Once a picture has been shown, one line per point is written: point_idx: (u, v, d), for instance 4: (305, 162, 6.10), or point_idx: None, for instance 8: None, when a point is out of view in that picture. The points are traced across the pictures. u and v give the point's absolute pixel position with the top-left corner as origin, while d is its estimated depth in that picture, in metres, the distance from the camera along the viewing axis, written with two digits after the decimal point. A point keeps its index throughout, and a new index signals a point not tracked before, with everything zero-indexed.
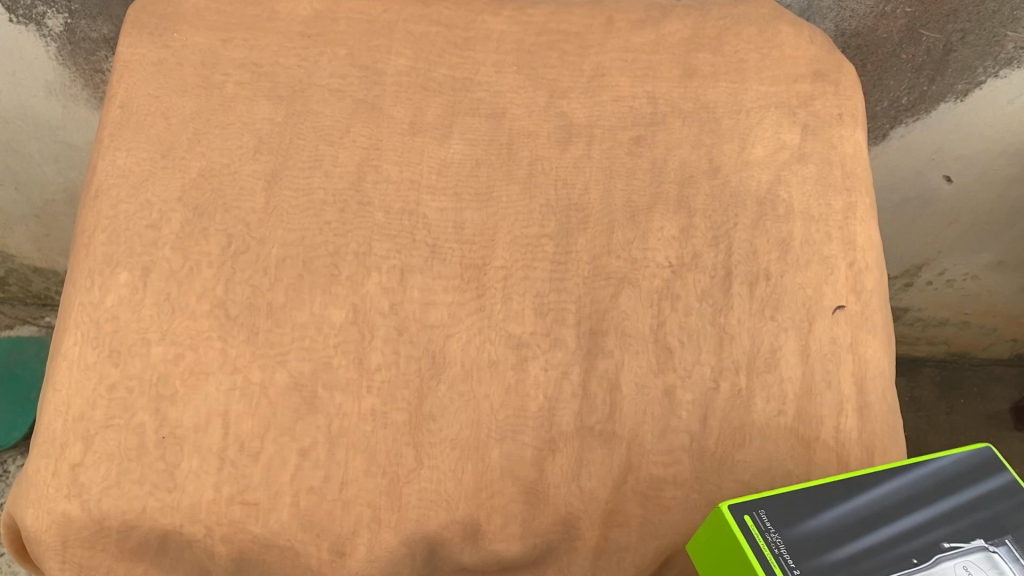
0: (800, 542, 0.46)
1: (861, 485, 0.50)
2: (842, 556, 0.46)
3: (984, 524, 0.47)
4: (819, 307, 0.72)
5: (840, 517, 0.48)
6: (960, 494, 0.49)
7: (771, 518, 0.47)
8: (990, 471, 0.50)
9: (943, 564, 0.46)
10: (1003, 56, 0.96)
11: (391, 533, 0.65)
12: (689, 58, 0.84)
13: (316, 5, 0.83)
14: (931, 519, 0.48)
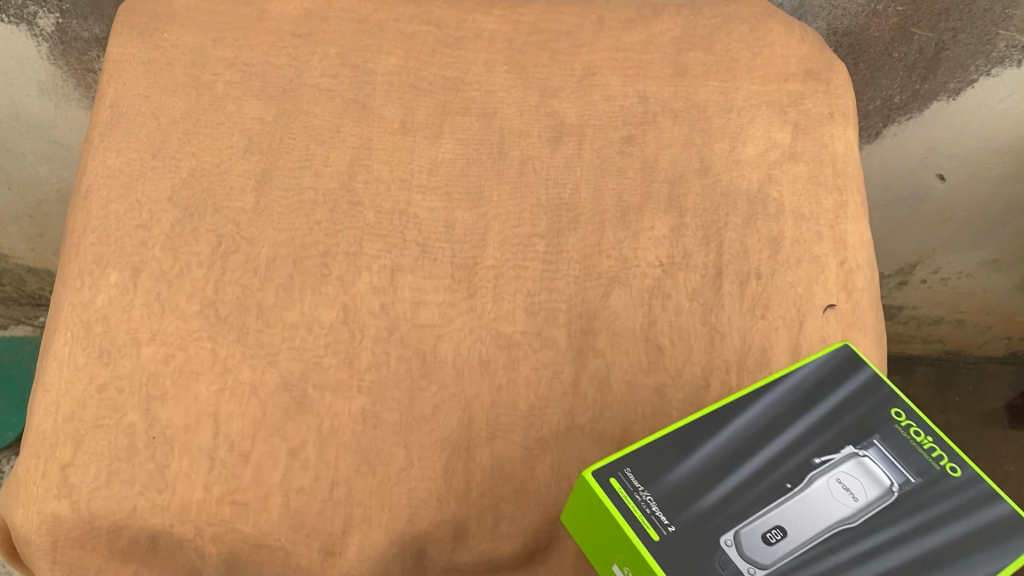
0: (674, 491, 0.50)
1: (726, 416, 0.53)
2: (716, 497, 0.50)
3: (851, 428, 0.53)
4: (809, 307, 0.72)
5: (711, 455, 0.51)
6: (824, 401, 0.55)
7: (640, 474, 0.50)
8: (847, 376, 0.56)
9: (818, 477, 0.51)
10: (995, 55, 0.96)
11: (382, 533, 0.64)
12: (679, 58, 0.84)
13: (307, 6, 0.84)
14: (800, 437, 0.53)
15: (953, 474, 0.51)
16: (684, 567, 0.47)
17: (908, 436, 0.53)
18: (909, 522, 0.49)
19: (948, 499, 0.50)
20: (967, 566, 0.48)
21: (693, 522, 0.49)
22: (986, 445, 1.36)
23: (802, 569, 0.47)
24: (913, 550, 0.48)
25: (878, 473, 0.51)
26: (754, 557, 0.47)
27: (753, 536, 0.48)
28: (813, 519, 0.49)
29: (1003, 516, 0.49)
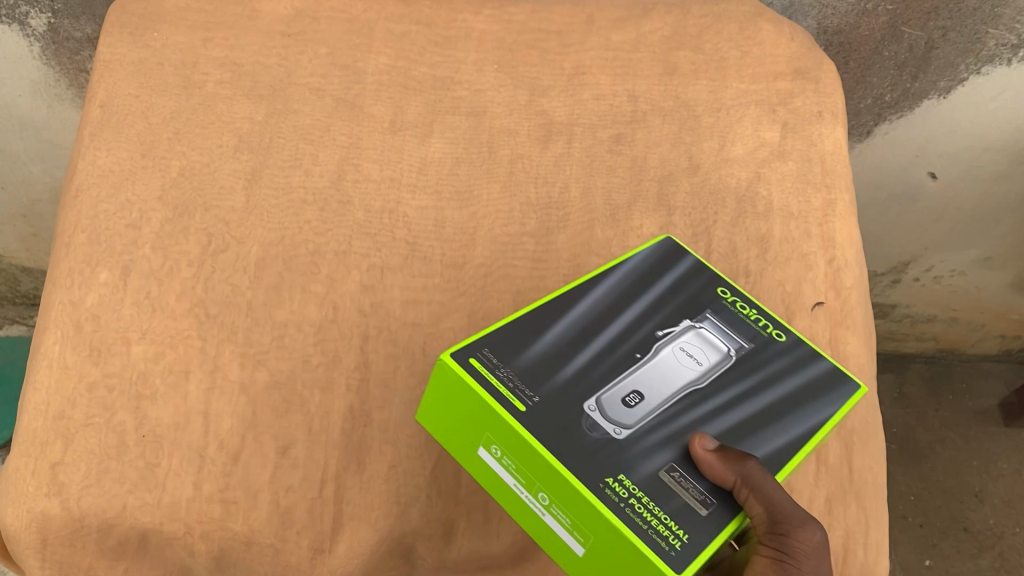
0: (534, 365, 0.56)
1: (572, 300, 0.61)
2: (574, 368, 0.56)
3: (686, 307, 0.62)
4: (798, 304, 0.73)
5: (562, 332, 0.58)
6: (659, 284, 0.63)
7: (498, 354, 0.56)
8: (675, 262, 0.65)
9: (664, 348, 0.59)
10: (985, 53, 0.96)
11: (371, 530, 0.64)
12: (669, 57, 0.85)
13: (298, 5, 0.84)
14: (641, 315, 0.61)
15: (779, 338, 0.62)
16: (554, 430, 0.52)
17: (735, 309, 0.63)
18: (747, 380, 0.59)
19: (776, 358, 0.60)
20: (797, 411, 0.58)
21: (556, 391, 0.55)
22: (982, 443, 1.35)
23: (661, 424, 0.55)
24: (754, 402, 0.57)
25: (715, 341, 0.60)
26: (618, 417, 0.54)
27: (614, 400, 0.55)
28: (666, 383, 0.57)
29: (824, 371, 0.60)
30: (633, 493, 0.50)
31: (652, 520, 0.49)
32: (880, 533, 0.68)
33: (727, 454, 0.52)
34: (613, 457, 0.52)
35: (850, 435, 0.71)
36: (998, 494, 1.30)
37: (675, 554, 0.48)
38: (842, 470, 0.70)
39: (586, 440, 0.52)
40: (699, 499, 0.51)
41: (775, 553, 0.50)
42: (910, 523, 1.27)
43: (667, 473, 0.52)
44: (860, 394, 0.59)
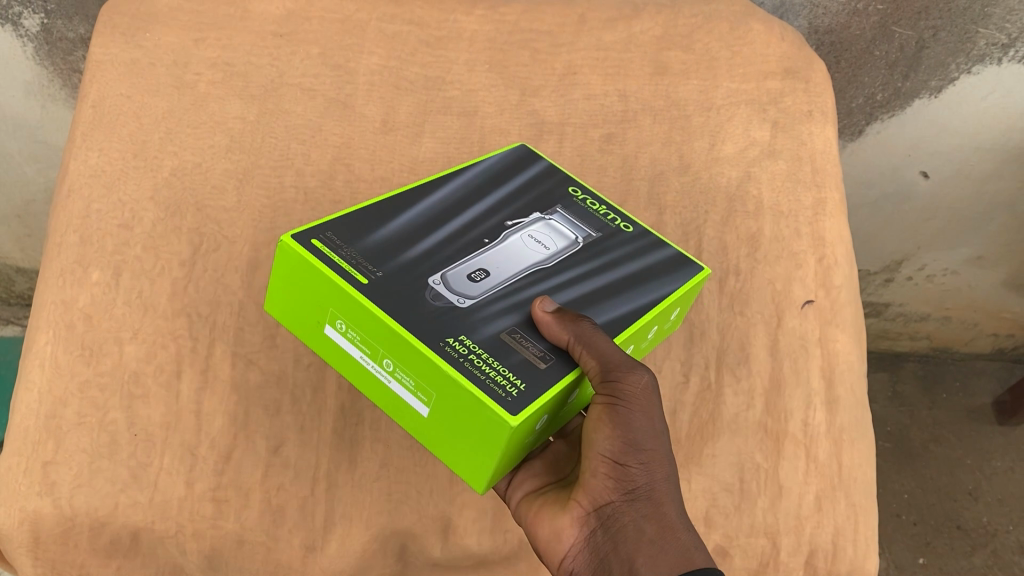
0: (379, 246, 0.59)
1: (424, 193, 0.64)
2: (421, 250, 0.59)
3: (537, 203, 0.66)
4: (787, 301, 0.75)
5: (411, 220, 0.61)
6: (511, 183, 0.67)
7: (342, 236, 0.58)
8: (527, 164, 0.69)
9: (512, 236, 0.63)
10: (975, 52, 0.97)
11: (362, 528, 0.66)
12: (659, 57, 0.85)
13: (289, 5, 0.84)
14: (491, 208, 0.65)
15: (628, 229, 0.66)
16: (397, 300, 0.55)
17: (585, 205, 0.67)
18: (593, 262, 0.63)
19: (623, 245, 0.65)
20: (645, 285, 0.62)
21: (400, 268, 0.57)
22: (974, 440, 1.36)
23: (504, 296, 0.58)
24: (599, 279, 0.61)
25: (564, 231, 0.64)
26: (462, 289, 0.57)
27: (457, 277, 0.58)
28: (512, 264, 0.61)
29: (670, 256, 0.65)
30: (473, 350, 0.53)
31: (489, 371, 0.52)
32: (868, 529, 0.69)
33: (563, 315, 0.55)
34: (457, 322, 0.55)
35: (841, 434, 0.72)
36: (991, 492, 1.30)
37: (511, 398, 0.51)
38: (831, 467, 0.70)
39: (429, 308, 0.55)
40: (537, 356, 0.54)
41: (607, 398, 0.53)
42: (903, 522, 1.27)
43: (507, 335, 0.55)
44: (702, 275, 0.64)
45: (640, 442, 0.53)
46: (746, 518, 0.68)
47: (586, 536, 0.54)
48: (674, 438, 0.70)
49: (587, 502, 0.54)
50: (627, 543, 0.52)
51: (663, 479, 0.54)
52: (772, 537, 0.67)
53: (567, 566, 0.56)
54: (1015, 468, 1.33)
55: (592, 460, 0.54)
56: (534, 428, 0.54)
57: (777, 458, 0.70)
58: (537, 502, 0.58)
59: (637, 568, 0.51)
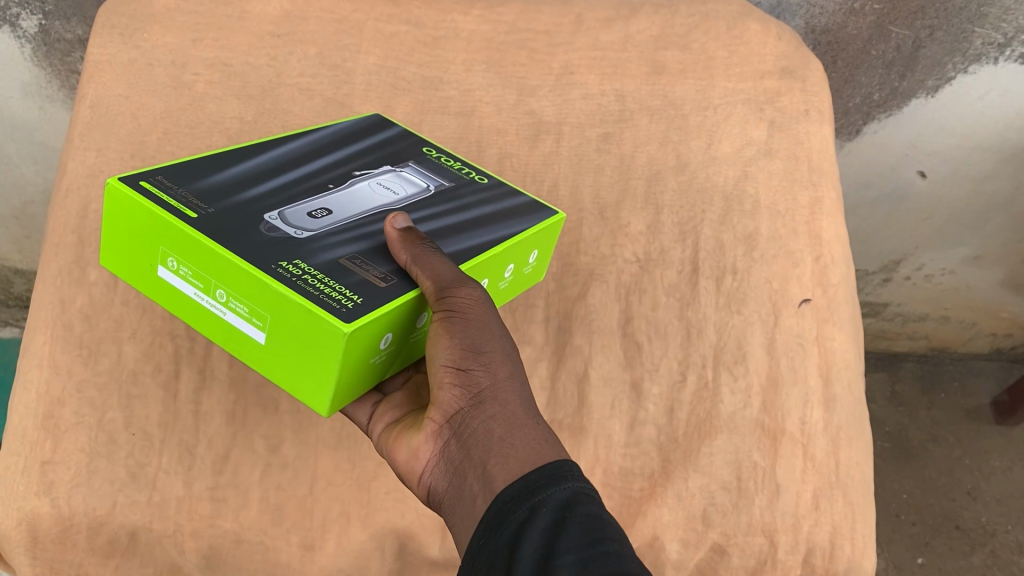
0: (212, 189, 0.56)
1: (267, 148, 0.63)
2: (259, 191, 0.57)
3: (387, 158, 0.66)
4: (785, 301, 0.75)
5: (251, 169, 0.59)
6: (362, 144, 0.67)
7: (171, 179, 0.55)
8: (379, 130, 0.69)
9: (358, 183, 0.61)
10: (972, 52, 0.98)
11: (360, 527, 0.67)
12: (656, 56, 0.84)
13: (286, 4, 0.83)
14: (339, 161, 0.64)
15: (483, 180, 0.66)
16: (228, 230, 0.52)
17: (438, 161, 0.67)
18: (445, 204, 0.61)
19: (475, 192, 0.63)
20: (500, 223, 0.61)
21: (233, 207, 0.55)
22: (972, 440, 1.36)
23: (347, 229, 0.56)
24: (450, 218, 0.60)
25: (414, 180, 0.63)
26: (299, 222, 0.55)
27: (297, 214, 0.55)
28: (356, 205, 0.59)
29: (526, 203, 0.64)
30: (307, 272, 0.50)
31: (323, 288, 0.49)
32: (866, 527, 0.70)
33: (408, 236, 0.53)
34: (294, 248, 0.52)
35: (839, 432, 0.72)
36: (990, 492, 1.30)
37: (345, 310, 0.47)
38: (829, 465, 0.71)
39: (263, 238, 0.52)
40: (378, 277, 0.51)
41: (443, 314, 0.49)
42: (902, 522, 1.27)
43: (346, 260, 0.52)
44: (557, 219, 0.63)
45: (480, 346, 0.50)
46: (743, 516, 0.69)
47: (441, 450, 0.50)
48: (671, 437, 0.71)
49: (439, 416, 0.50)
50: (478, 447, 0.47)
51: (510, 380, 0.50)
52: (769, 535, 0.69)
53: (426, 484, 0.51)
54: (1012, 467, 1.33)
55: (437, 373, 0.50)
56: (376, 348, 0.51)
57: (774, 457, 0.70)
58: (397, 433, 0.54)
59: (488, 470, 0.46)
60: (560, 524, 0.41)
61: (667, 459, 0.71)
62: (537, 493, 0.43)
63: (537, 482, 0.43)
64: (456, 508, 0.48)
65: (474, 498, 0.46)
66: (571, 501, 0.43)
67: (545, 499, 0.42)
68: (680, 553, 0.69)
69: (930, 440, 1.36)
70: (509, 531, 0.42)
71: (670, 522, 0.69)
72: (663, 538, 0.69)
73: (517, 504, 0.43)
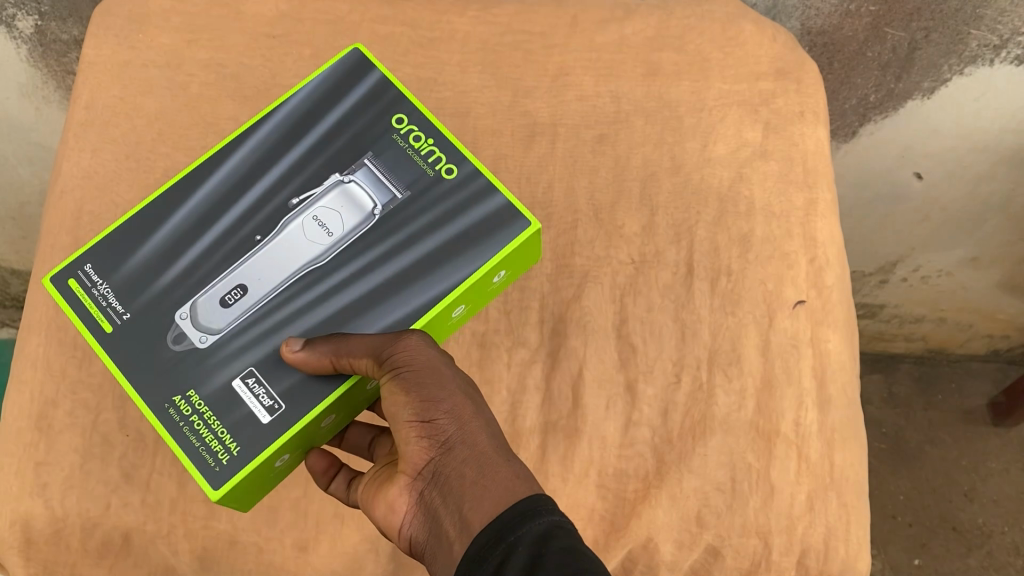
0: (135, 274, 0.61)
1: (207, 173, 0.64)
2: (181, 270, 0.61)
3: (340, 157, 0.64)
4: (779, 302, 0.75)
5: (184, 223, 0.63)
6: (320, 130, 0.65)
7: (97, 268, 0.61)
8: (344, 95, 0.66)
9: (292, 219, 0.62)
10: (967, 54, 0.96)
11: (355, 529, 0.67)
12: (652, 58, 0.84)
13: (283, 6, 0.82)
14: (285, 178, 0.64)
15: (451, 175, 0.62)
16: (138, 350, 0.59)
17: (403, 142, 0.63)
18: (387, 242, 0.61)
19: (425, 212, 0.61)
20: (439, 266, 0.60)
21: (149, 305, 0.60)
22: (968, 440, 1.37)
23: (255, 322, 0.59)
24: (379, 272, 0.60)
25: (361, 198, 0.62)
26: (209, 322, 0.59)
27: (209, 306, 0.60)
28: (285, 263, 0.61)
29: (484, 217, 0.61)
30: (196, 410, 0.57)
31: (206, 436, 0.56)
32: (860, 529, 0.70)
33: (314, 341, 0.56)
34: (193, 368, 0.58)
35: (834, 433, 0.72)
36: (987, 493, 1.33)
37: (218, 469, 0.55)
38: (823, 467, 0.71)
39: (167, 357, 0.58)
40: (267, 407, 0.56)
41: (392, 373, 0.52)
42: (899, 523, 1.31)
43: (240, 381, 0.58)
44: (523, 235, 0.60)
45: (437, 394, 0.51)
46: (737, 518, 0.69)
47: (417, 501, 0.52)
48: (666, 438, 0.71)
49: (410, 469, 0.52)
50: (452, 493, 0.49)
51: (474, 419, 0.51)
52: (763, 537, 0.69)
53: (409, 535, 0.53)
54: (1010, 469, 1.34)
55: (401, 429, 0.52)
56: (269, 467, 0.58)
57: (768, 458, 0.70)
58: (373, 484, 0.57)
59: (463, 513, 0.48)
60: (536, 558, 0.43)
61: (661, 460, 0.70)
62: (512, 531, 0.45)
63: (511, 522, 0.45)
64: (437, 553, 0.50)
65: (451, 542, 0.48)
66: (547, 535, 0.44)
67: (520, 538, 0.44)
68: (675, 554, 0.69)
69: (926, 441, 1.38)
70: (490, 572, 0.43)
71: (664, 523, 0.69)
72: (656, 540, 0.69)
73: (494, 545, 0.44)
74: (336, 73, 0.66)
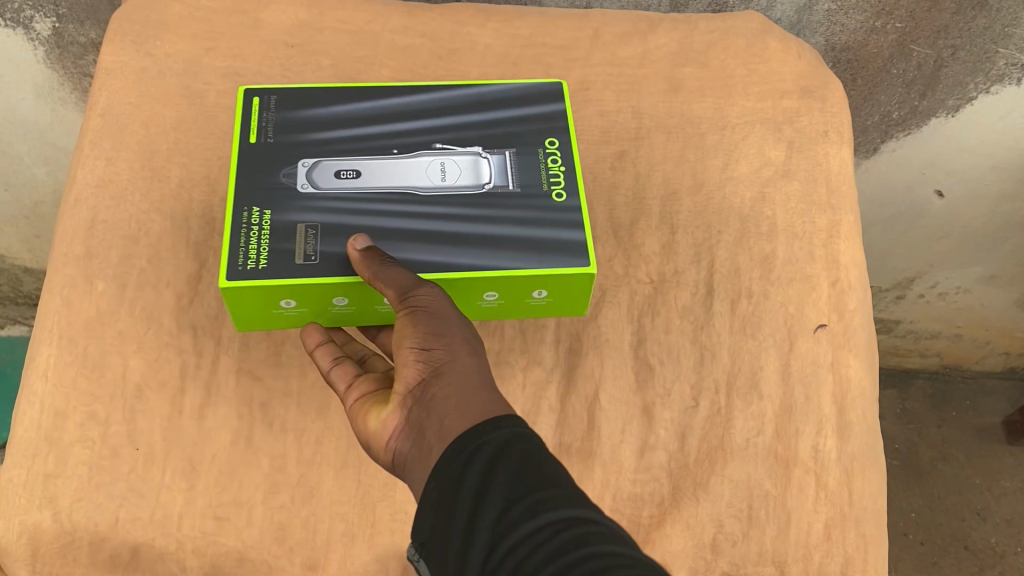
0: (298, 123, 0.68)
1: (393, 91, 0.70)
2: (322, 139, 0.67)
3: (489, 138, 0.68)
4: (800, 327, 0.74)
5: (350, 114, 0.69)
6: (492, 116, 0.70)
7: (278, 100, 0.68)
8: (528, 103, 0.70)
9: (425, 156, 0.67)
10: (994, 73, 0.94)
11: (366, 548, 0.68)
12: (674, 73, 0.83)
13: (302, 14, 0.82)
14: (438, 129, 0.69)
15: (557, 199, 0.65)
16: (256, 168, 0.64)
17: (541, 157, 0.67)
18: (475, 210, 0.65)
19: (522, 208, 0.65)
20: (497, 248, 0.63)
21: (290, 146, 0.66)
22: (982, 459, 1.36)
23: (343, 202, 0.64)
24: (452, 225, 0.64)
25: (483, 172, 0.66)
26: (316, 179, 0.65)
27: (327, 172, 0.65)
28: (396, 178, 0.66)
29: (560, 237, 0.63)
30: (259, 221, 0.62)
31: (251, 243, 0.61)
32: (878, 560, 0.69)
33: (369, 252, 0.59)
34: (281, 199, 0.63)
35: (853, 462, 0.71)
36: (1000, 512, 1.30)
37: (241, 268, 0.60)
38: (841, 495, 0.70)
39: (273, 181, 0.64)
40: (306, 253, 0.61)
41: (409, 309, 0.54)
42: (911, 541, 1.29)
43: (303, 227, 0.62)
44: (575, 269, 0.62)
45: (443, 331, 0.52)
46: (754, 545, 0.68)
47: (404, 417, 0.51)
48: (683, 464, 0.70)
49: (402, 387, 0.51)
50: (437, 408, 0.48)
51: (470, 357, 0.52)
52: (779, 566, 0.68)
53: (392, 448, 0.52)
54: None
55: (401, 355, 0.52)
56: (275, 300, 0.63)
57: (785, 485, 0.70)
58: (367, 402, 0.56)
59: (445, 425, 0.47)
60: (502, 457, 0.43)
61: (677, 487, 0.69)
62: (482, 430, 0.45)
63: (479, 429, 0.45)
64: (417, 464, 0.49)
65: (433, 450, 0.47)
66: (510, 441, 0.44)
67: (488, 441, 0.44)
68: None
69: (940, 458, 1.36)
70: (455, 470, 0.44)
71: (679, 550, 0.68)
72: (671, 567, 0.68)
73: (460, 449, 0.44)
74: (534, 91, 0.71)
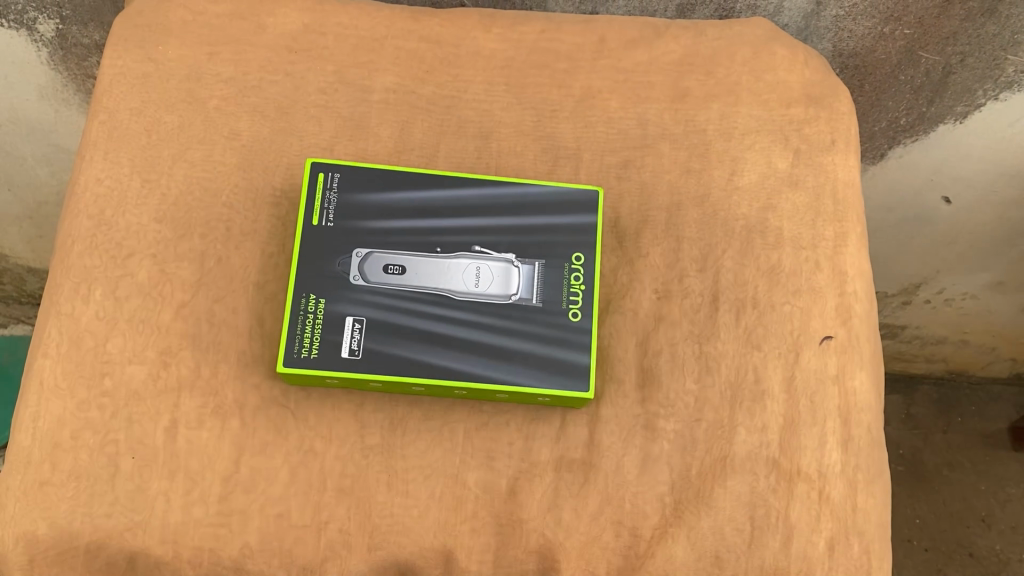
0: (357, 206, 0.70)
1: (445, 183, 0.71)
2: (376, 229, 0.69)
3: (525, 245, 0.70)
4: (805, 338, 0.73)
5: (402, 203, 0.70)
6: (529, 222, 0.71)
7: (342, 179, 0.70)
8: (563, 211, 0.71)
9: (464, 259, 0.69)
10: (1004, 79, 0.93)
11: (362, 558, 0.67)
12: (681, 80, 0.82)
13: (305, 18, 0.81)
14: (478, 228, 0.70)
15: (573, 319, 0.68)
16: (316, 254, 0.68)
17: (566, 274, 0.69)
18: (502, 323, 0.68)
19: (543, 327, 0.68)
20: (510, 366, 0.67)
21: (347, 232, 0.69)
22: (987, 465, 1.35)
23: (387, 298, 0.67)
24: (478, 336, 0.67)
25: (512, 282, 0.69)
26: (368, 271, 0.68)
27: (376, 267, 0.68)
28: (434, 278, 0.68)
29: (567, 360, 0.67)
30: (315, 312, 0.66)
31: (307, 332, 0.66)
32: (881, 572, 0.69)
33: None
34: (334, 290, 0.67)
35: (858, 474, 0.70)
36: (1005, 519, 1.31)
37: (297, 356, 0.65)
38: (845, 509, 0.69)
39: (330, 270, 0.68)
40: (353, 349, 0.66)
41: None
42: (915, 548, 1.30)
43: (352, 322, 0.66)
44: (578, 395, 0.66)
45: None
46: (756, 558, 0.68)
47: None
48: (685, 475, 0.69)
49: None
50: None
51: None
52: None
53: None
54: None
55: None
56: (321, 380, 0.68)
57: (789, 498, 0.69)
58: None
59: None
60: None
61: (679, 499, 0.69)
62: None
63: None
64: None
65: None
66: None
67: None
68: None
69: (944, 463, 1.36)
70: None
71: (681, 562, 0.68)
72: None
73: None
74: (570, 195, 0.72)
